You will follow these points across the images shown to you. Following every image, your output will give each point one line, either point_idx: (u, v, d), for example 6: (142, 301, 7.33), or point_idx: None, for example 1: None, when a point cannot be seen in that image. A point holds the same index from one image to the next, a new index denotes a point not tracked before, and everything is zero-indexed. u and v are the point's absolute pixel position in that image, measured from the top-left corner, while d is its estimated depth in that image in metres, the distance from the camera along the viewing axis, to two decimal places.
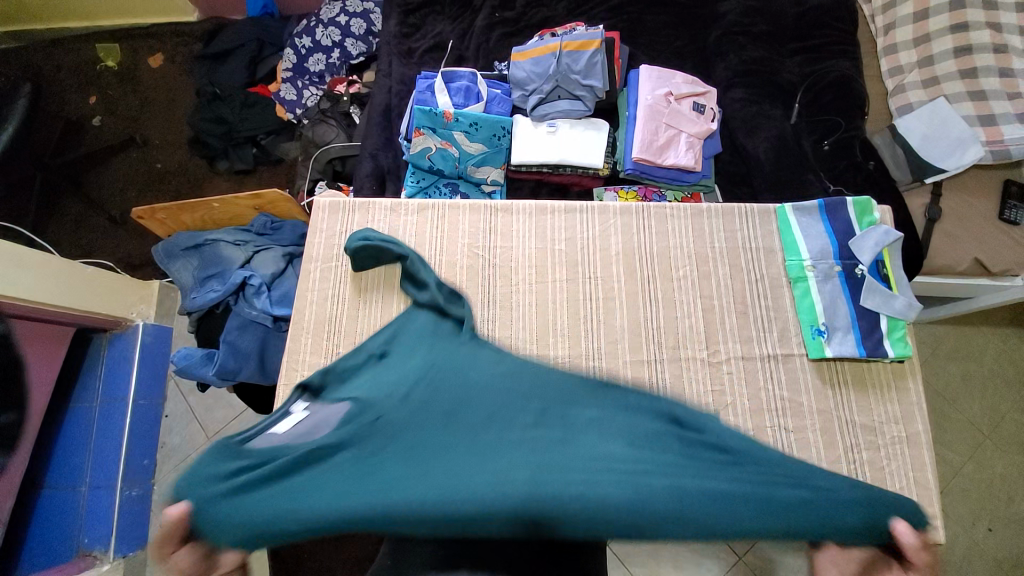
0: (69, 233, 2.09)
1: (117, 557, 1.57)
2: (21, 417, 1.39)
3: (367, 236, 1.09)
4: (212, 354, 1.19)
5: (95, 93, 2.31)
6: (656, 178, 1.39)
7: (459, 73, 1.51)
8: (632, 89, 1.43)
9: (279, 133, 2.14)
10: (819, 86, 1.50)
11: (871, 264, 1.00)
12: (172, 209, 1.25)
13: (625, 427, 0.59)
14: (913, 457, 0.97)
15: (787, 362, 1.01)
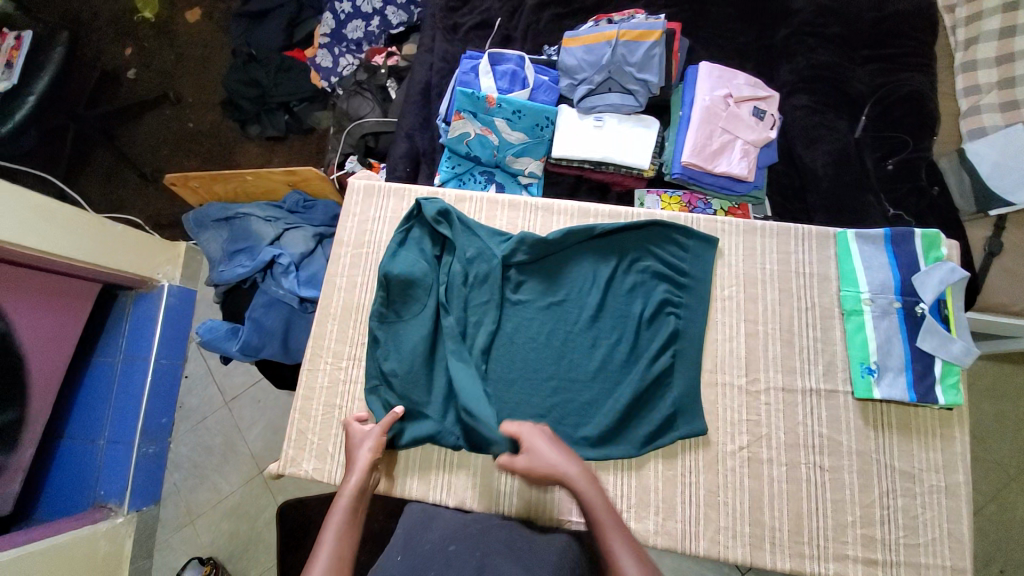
0: (98, 187, 2.10)
1: (130, 511, 1.62)
2: (45, 368, 1.42)
3: (394, 252, 1.03)
4: (237, 328, 1.19)
5: (131, 45, 2.28)
6: (704, 186, 1.32)
7: (506, 56, 1.43)
8: (689, 87, 1.35)
9: (313, 101, 2.10)
10: (890, 99, 1.40)
11: (933, 304, 0.94)
12: (205, 178, 1.21)
13: (594, 316, 1.00)
14: (949, 508, 0.92)
15: (830, 398, 0.96)
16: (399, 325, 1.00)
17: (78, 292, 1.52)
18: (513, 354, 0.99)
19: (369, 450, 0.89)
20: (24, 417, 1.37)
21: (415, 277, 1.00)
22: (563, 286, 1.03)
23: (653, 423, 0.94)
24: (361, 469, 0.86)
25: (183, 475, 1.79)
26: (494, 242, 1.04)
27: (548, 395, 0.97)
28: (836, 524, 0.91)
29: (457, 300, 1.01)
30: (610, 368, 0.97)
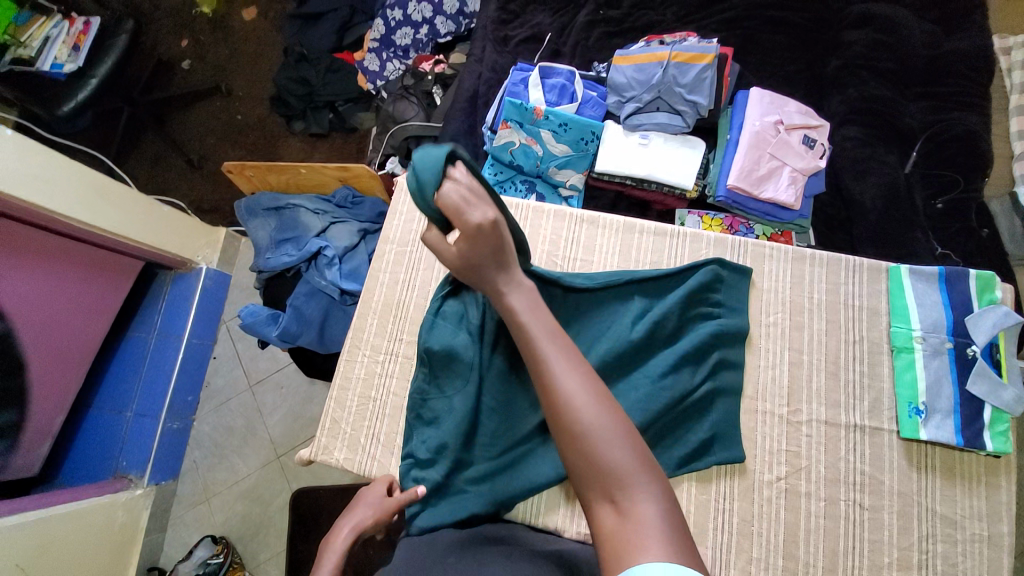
0: (147, 169, 2.18)
1: (149, 484, 1.65)
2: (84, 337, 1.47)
3: (433, 323, 1.02)
4: (277, 315, 1.22)
5: (189, 37, 2.38)
6: (747, 210, 1.32)
7: (557, 69, 1.46)
8: (738, 111, 1.35)
9: (356, 102, 2.17)
10: (941, 137, 1.38)
11: (986, 347, 0.92)
12: (260, 167, 1.25)
13: (641, 353, 0.97)
14: (994, 561, 0.88)
15: (874, 436, 0.93)
16: (438, 385, 1.00)
17: (121, 268, 1.56)
18: None
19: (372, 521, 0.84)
20: (22, 418, 1.33)
21: (456, 350, 0.98)
22: (604, 319, 0.99)
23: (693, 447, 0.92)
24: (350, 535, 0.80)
25: (203, 453, 1.81)
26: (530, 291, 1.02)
27: None
28: (873, 565, 0.87)
29: (500, 367, 0.99)
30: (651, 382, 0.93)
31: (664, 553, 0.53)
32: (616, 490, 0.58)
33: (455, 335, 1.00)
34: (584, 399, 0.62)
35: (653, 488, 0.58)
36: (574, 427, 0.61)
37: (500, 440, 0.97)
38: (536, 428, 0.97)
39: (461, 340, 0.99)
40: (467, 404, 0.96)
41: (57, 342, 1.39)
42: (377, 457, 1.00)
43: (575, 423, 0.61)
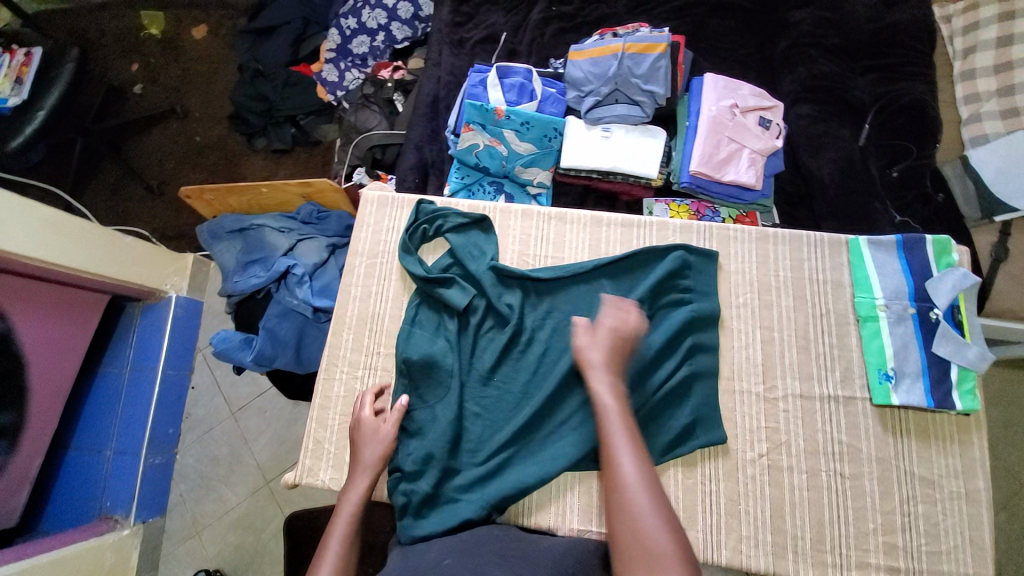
0: (106, 199, 2.11)
1: (136, 523, 1.61)
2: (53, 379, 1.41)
3: (410, 333, 1.03)
4: (250, 338, 1.20)
5: (139, 60, 2.31)
6: (711, 194, 1.34)
7: (515, 68, 1.45)
8: (695, 98, 1.37)
9: (318, 114, 2.13)
10: (891, 108, 1.43)
11: (947, 309, 0.95)
12: (220, 190, 1.22)
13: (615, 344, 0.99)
14: (971, 515, 0.91)
15: (848, 404, 0.96)
16: (421, 397, 1.00)
17: (86, 303, 1.51)
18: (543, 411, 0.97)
19: (377, 457, 0.92)
20: (16, 431, 1.32)
21: (435, 358, 0.99)
22: (578, 313, 1.02)
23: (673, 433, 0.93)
24: (367, 476, 0.91)
25: (188, 486, 1.77)
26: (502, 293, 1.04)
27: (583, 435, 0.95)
28: (858, 532, 0.90)
29: (480, 371, 1.01)
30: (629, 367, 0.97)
31: None
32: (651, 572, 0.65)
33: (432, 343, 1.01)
34: (645, 501, 0.70)
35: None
36: (632, 517, 0.69)
37: (486, 444, 0.97)
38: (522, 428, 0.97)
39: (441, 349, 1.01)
40: (450, 409, 0.97)
41: (23, 385, 1.33)
42: None
43: (625, 506, 0.70)
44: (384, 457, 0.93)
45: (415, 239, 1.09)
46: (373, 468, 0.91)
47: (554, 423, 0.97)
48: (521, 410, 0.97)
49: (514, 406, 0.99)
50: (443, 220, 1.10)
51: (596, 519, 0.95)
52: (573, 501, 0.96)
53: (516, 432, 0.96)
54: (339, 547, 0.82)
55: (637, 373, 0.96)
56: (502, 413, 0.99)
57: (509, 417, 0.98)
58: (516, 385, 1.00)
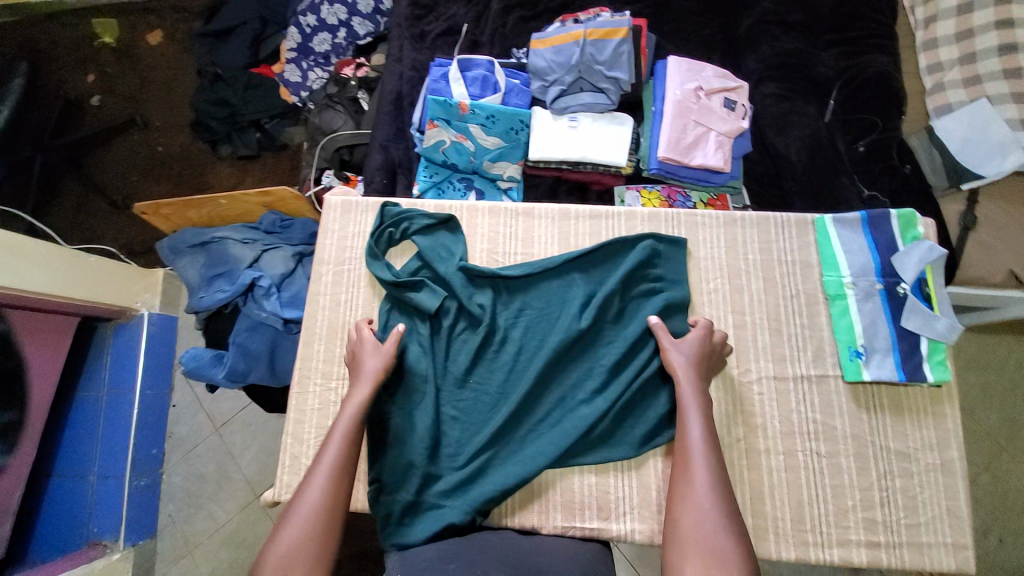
0: (69, 218, 2.04)
1: (126, 547, 1.60)
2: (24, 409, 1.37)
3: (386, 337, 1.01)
4: (221, 355, 1.17)
5: (94, 71, 2.22)
6: (681, 179, 1.34)
7: (476, 61, 1.43)
8: (660, 82, 1.36)
9: (283, 117, 2.06)
10: (857, 82, 1.42)
11: (914, 283, 0.96)
12: (177, 204, 1.18)
13: (588, 337, 0.99)
14: (946, 485, 0.93)
15: (821, 383, 0.97)
16: (396, 404, 0.98)
17: (54, 326, 1.47)
18: (522, 408, 0.97)
19: (374, 368, 0.94)
20: None
21: (411, 363, 0.99)
22: (551, 308, 1.01)
23: (649, 424, 0.95)
24: (369, 384, 0.92)
25: (177, 505, 1.74)
26: (473, 292, 1.03)
27: (563, 430, 0.94)
28: (837, 509, 0.91)
29: (455, 372, 0.99)
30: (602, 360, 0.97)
31: None
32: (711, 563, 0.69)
33: (408, 348, 1.01)
34: (708, 498, 0.75)
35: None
36: (696, 509, 0.74)
37: (465, 448, 0.96)
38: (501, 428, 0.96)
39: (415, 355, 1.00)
40: (427, 413, 0.96)
41: None
42: None
43: (689, 500, 0.76)
44: (381, 369, 0.94)
45: (382, 243, 1.07)
46: (374, 378, 0.93)
47: (531, 421, 0.97)
48: (499, 411, 0.97)
49: (491, 407, 0.98)
50: (410, 222, 1.07)
51: (579, 514, 0.95)
52: (555, 498, 0.96)
53: (495, 433, 0.95)
54: (339, 449, 0.84)
55: (613, 365, 0.96)
56: (479, 413, 0.98)
57: (487, 418, 0.97)
58: (494, 386, 0.99)
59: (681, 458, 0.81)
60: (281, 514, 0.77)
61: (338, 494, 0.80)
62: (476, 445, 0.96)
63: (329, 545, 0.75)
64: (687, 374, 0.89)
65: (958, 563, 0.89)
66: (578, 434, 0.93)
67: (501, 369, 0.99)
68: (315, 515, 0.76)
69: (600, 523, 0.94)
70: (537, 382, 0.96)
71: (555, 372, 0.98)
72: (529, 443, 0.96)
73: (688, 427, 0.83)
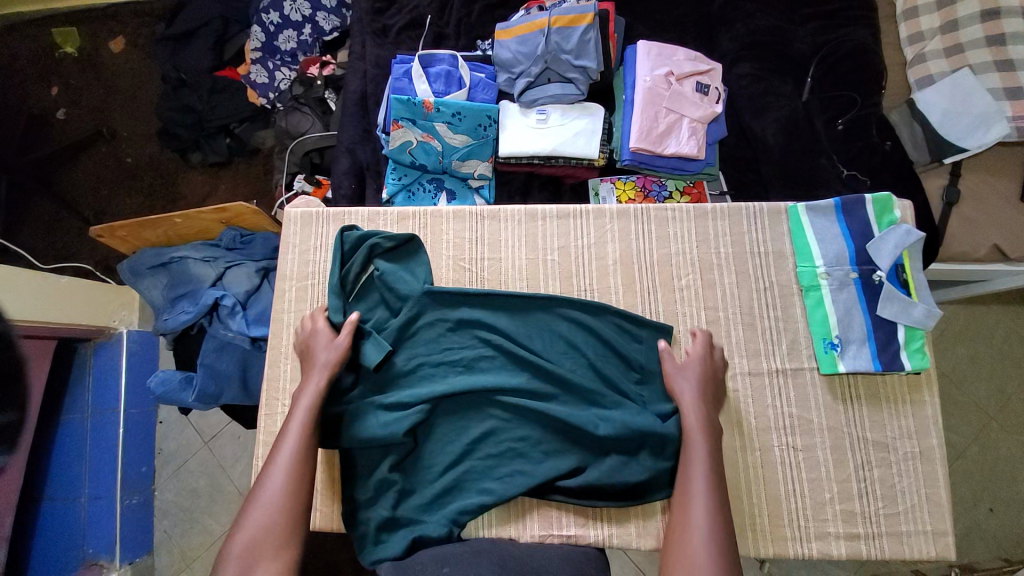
0: (42, 235, 1.96)
1: (123, 565, 1.59)
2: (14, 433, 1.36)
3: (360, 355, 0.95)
4: (191, 376, 1.14)
5: (57, 83, 2.14)
6: (656, 168, 1.29)
7: (438, 56, 1.37)
8: (629, 69, 1.31)
9: (253, 120, 2.00)
10: (833, 58, 1.37)
11: (891, 270, 0.93)
12: (131, 225, 1.14)
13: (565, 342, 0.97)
14: (926, 473, 0.91)
15: (798, 377, 0.94)
16: (373, 431, 0.89)
17: (37, 347, 1.44)
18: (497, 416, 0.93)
19: (328, 355, 0.93)
20: None
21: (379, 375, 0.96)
22: (526, 334, 0.97)
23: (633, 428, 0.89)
24: (321, 373, 0.91)
25: (172, 521, 1.72)
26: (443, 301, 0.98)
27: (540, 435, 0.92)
28: (815, 503, 0.90)
29: (425, 381, 0.95)
30: (581, 388, 0.92)
31: None
32: None
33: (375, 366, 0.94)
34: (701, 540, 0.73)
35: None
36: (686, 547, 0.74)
37: (439, 458, 0.93)
38: (475, 435, 0.92)
39: (387, 370, 0.96)
40: (394, 423, 0.90)
41: None
42: (319, 507, 0.98)
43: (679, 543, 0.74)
44: (336, 357, 0.93)
45: (346, 268, 1.00)
46: (326, 364, 0.91)
47: (507, 428, 0.92)
48: (473, 427, 0.93)
49: (464, 414, 0.94)
50: (372, 244, 1.00)
51: (557, 522, 0.93)
52: (530, 504, 0.94)
53: (467, 446, 0.92)
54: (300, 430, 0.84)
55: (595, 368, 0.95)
56: (451, 422, 0.94)
57: (461, 427, 0.93)
58: (468, 405, 0.94)
59: (679, 497, 0.79)
60: (246, 499, 0.77)
61: (300, 487, 0.79)
62: (451, 454, 0.93)
63: (297, 531, 0.76)
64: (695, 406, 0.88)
65: (940, 551, 0.88)
66: (554, 475, 0.89)
67: (473, 376, 0.94)
68: (279, 504, 0.76)
69: (577, 531, 0.93)
70: (513, 407, 0.92)
71: (535, 398, 0.93)
72: (504, 451, 0.92)
73: (695, 470, 0.81)
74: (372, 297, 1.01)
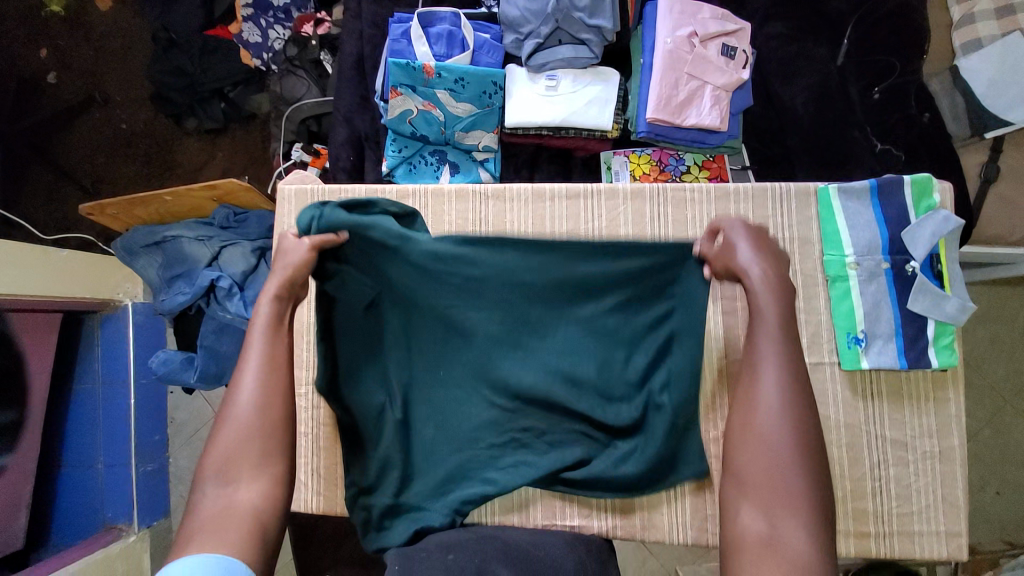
0: (42, 207, 1.91)
1: (141, 529, 1.63)
2: (26, 406, 1.38)
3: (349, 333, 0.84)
4: (192, 357, 1.12)
5: (46, 45, 2.02)
6: (674, 141, 1.20)
7: (439, 14, 1.25)
8: (648, 29, 1.19)
9: (247, 83, 1.90)
10: (874, 17, 1.23)
11: (925, 260, 0.87)
12: (122, 203, 1.10)
13: (580, 312, 0.85)
14: (943, 472, 0.88)
15: (815, 371, 0.90)
16: (370, 420, 0.86)
17: (41, 322, 1.42)
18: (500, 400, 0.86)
19: (294, 262, 0.75)
20: None
21: (369, 353, 0.86)
22: (535, 306, 0.85)
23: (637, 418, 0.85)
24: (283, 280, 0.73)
25: (187, 487, 1.78)
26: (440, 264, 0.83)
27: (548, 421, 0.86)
28: (826, 500, 0.87)
29: (423, 361, 0.87)
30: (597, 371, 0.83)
31: (755, 514, 0.59)
32: (756, 492, 0.59)
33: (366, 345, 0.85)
34: (772, 418, 0.62)
35: (803, 521, 0.57)
36: (750, 416, 0.62)
37: (441, 446, 0.88)
38: (477, 423, 0.86)
39: (379, 345, 0.86)
40: (391, 404, 0.86)
41: None
42: (321, 491, 0.98)
43: (746, 421, 0.63)
44: (303, 265, 0.75)
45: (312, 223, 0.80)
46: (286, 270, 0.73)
47: (512, 418, 0.86)
48: (476, 413, 0.86)
49: (465, 400, 0.86)
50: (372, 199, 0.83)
51: (561, 512, 0.93)
52: (535, 494, 0.94)
53: (468, 436, 0.87)
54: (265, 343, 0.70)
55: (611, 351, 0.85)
56: (451, 407, 0.86)
57: (462, 415, 0.87)
58: (470, 388, 0.86)
59: (746, 363, 0.66)
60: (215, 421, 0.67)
61: (273, 396, 0.68)
62: (457, 445, 0.87)
63: (281, 449, 0.67)
64: (762, 272, 0.69)
65: (951, 550, 0.86)
66: (555, 469, 0.85)
67: (475, 356, 0.86)
68: (250, 425, 0.66)
69: (580, 519, 0.93)
70: (516, 395, 0.85)
71: (544, 378, 0.84)
72: (506, 437, 0.86)
73: (762, 333, 0.66)
74: (374, 237, 0.79)
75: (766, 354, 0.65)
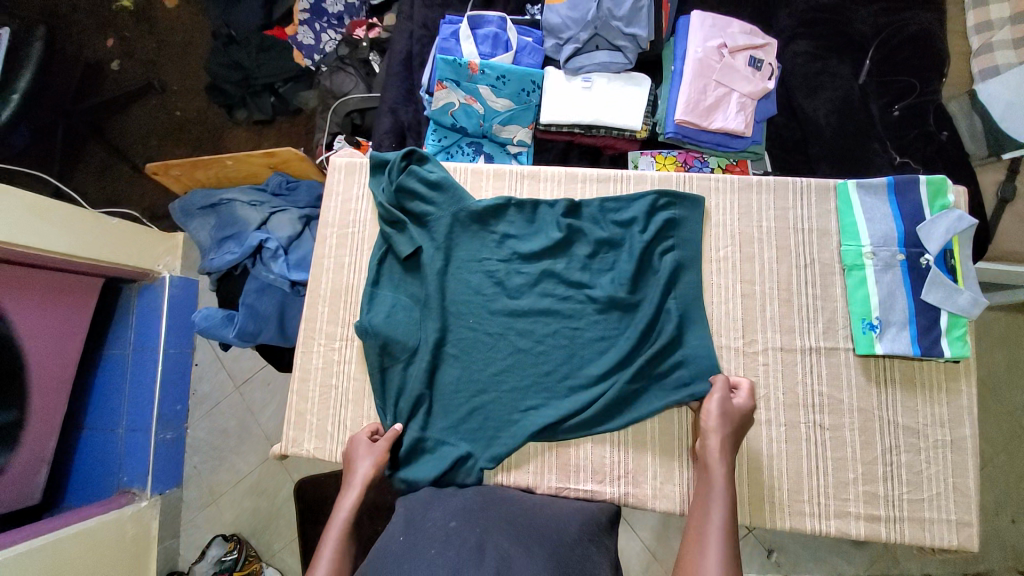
0: (95, 182, 2.04)
1: (153, 495, 1.66)
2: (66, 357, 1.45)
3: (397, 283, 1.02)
4: (233, 315, 1.18)
5: (114, 35, 2.19)
6: (699, 144, 1.27)
7: (487, 17, 1.36)
8: (680, 40, 1.28)
9: (297, 80, 2.03)
10: (895, 41, 1.30)
11: (938, 255, 0.91)
12: (186, 164, 1.20)
13: (593, 275, 0.99)
14: (954, 462, 0.89)
15: (830, 355, 0.93)
16: (403, 354, 0.97)
17: (87, 287, 1.51)
18: (521, 347, 0.96)
19: (365, 472, 0.88)
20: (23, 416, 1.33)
21: (411, 300, 1.00)
22: (555, 267, 0.99)
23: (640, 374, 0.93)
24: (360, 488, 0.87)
25: (202, 458, 1.82)
26: (477, 229, 1.02)
27: (563, 371, 0.95)
28: (838, 482, 0.89)
29: (456, 309, 0.99)
30: (607, 323, 0.96)
31: None
32: None
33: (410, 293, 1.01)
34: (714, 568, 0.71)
35: None
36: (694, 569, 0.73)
37: (462, 395, 0.95)
38: (499, 367, 0.96)
39: (420, 292, 1.01)
40: (424, 342, 0.97)
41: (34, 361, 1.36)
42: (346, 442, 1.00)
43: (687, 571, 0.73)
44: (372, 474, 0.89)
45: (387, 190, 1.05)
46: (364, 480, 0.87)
47: (531, 366, 0.95)
48: (500, 358, 0.96)
49: (490, 346, 0.97)
50: (433, 164, 1.06)
51: (575, 476, 0.95)
52: (552, 460, 0.96)
53: (486, 381, 0.95)
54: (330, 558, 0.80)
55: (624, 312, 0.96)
56: (476, 352, 0.97)
57: (485, 360, 0.97)
58: (495, 332, 0.97)
59: (695, 527, 0.77)
60: None
61: None
62: (481, 392, 0.95)
63: None
64: (721, 451, 0.83)
65: (961, 540, 0.87)
66: (559, 417, 0.92)
67: (501, 306, 0.98)
68: None
69: (591, 486, 0.95)
70: (537, 340, 0.96)
71: (560, 327, 0.97)
72: (527, 384, 0.95)
73: (713, 505, 0.78)
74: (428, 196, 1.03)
75: (714, 520, 0.77)
